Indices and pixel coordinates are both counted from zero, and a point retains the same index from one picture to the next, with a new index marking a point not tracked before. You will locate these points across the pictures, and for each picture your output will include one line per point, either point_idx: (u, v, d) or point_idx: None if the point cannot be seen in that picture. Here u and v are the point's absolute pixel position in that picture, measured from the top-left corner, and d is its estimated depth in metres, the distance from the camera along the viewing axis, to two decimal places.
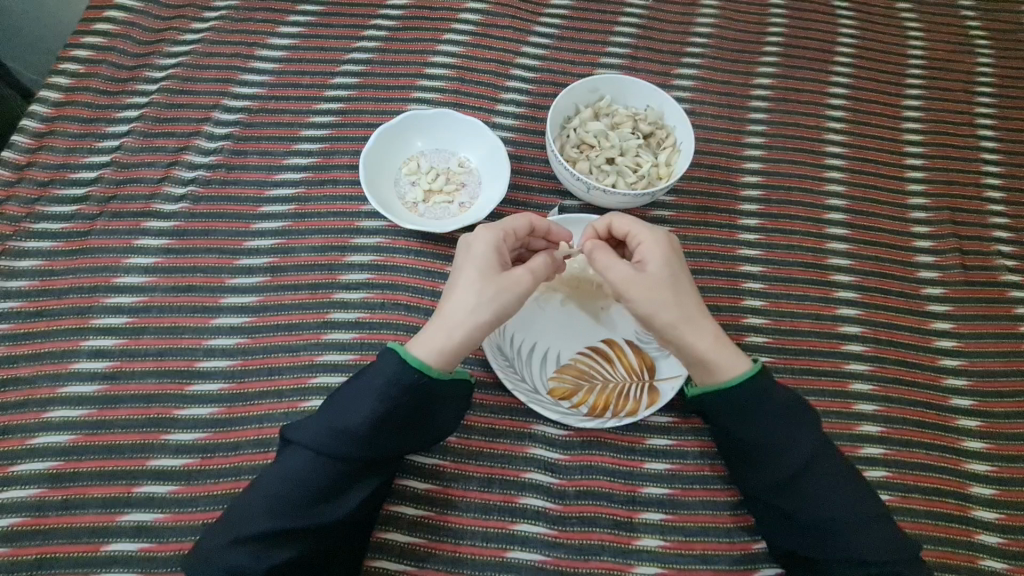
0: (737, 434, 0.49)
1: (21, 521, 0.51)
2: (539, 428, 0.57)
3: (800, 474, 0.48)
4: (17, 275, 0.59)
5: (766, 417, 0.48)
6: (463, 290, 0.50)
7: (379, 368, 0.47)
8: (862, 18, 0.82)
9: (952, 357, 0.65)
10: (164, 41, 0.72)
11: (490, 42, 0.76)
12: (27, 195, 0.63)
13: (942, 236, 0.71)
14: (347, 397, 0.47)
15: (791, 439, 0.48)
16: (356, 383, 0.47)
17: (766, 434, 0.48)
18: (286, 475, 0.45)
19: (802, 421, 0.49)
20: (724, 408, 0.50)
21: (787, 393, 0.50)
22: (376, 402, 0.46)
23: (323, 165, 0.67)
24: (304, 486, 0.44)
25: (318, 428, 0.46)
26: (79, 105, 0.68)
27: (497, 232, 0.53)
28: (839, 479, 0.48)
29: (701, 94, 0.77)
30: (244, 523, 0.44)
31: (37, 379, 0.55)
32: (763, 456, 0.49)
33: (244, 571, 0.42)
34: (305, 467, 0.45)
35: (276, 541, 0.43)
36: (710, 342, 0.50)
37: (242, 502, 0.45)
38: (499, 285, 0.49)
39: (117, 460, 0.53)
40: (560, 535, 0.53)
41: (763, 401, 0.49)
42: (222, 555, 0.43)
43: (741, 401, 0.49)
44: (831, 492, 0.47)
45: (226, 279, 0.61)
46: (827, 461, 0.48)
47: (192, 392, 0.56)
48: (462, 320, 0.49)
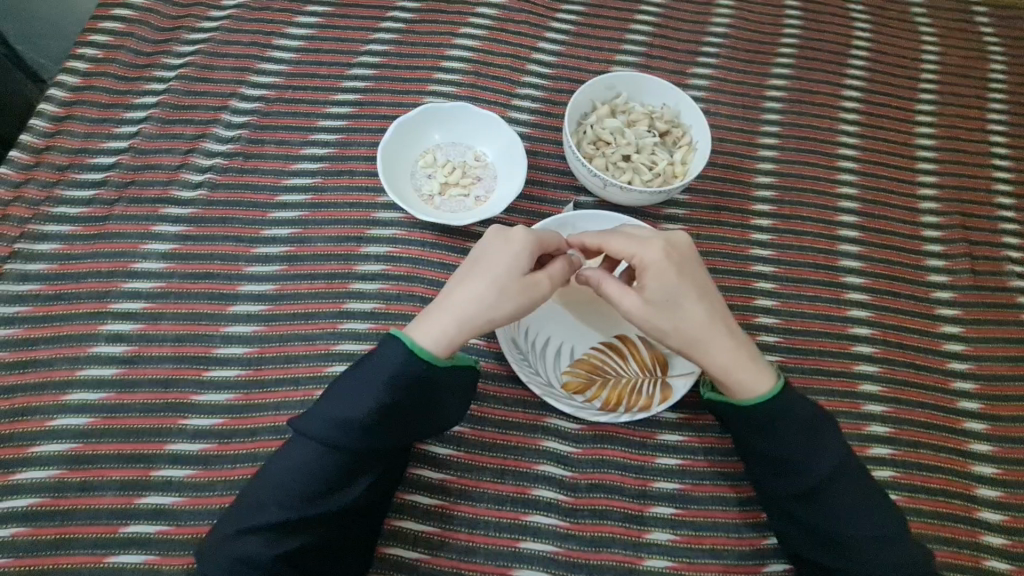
0: (760, 445, 0.50)
1: (40, 501, 0.51)
2: (552, 422, 0.57)
3: (826, 491, 0.48)
4: (35, 258, 0.59)
5: (788, 436, 0.48)
6: (482, 284, 0.50)
7: (382, 357, 0.47)
8: (877, 22, 0.83)
9: (960, 360, 0.66)
10: (183, 27, 0.73)
11: (506, 37, 0.76)
12: (47, 178, 0.63)
13: (952, 240, 0.72)
14: (351, 387, 0.47)
15: (814, 456, 0.48)
16: (360, 373, 0.47)
17: (789, 451, 0.48)
18: (292, 466, 0.45)
19: (824, 436, 0.48)
20: (743, 421, 0.51)
21: (811, 409, 0.49)
22: (382, 393, 0.46)
23: (340, 156, 0.68)
24: (312, 476, 0.45)
25: (323, 420, 0.46)
26: (97, 90, 0.68)
27: (536, 236, 0.51)
28: (859, 494, 0.48)
29: (716, 94, 0.77)
30: (253, 513, 0.44)
31: (56, 362, 0.56)
32: (785, 469, 0.49)
33: (251, 559, 0.43)
34: (311, 458, 0.45)
35: (284, 530, 0.44)
36: (728, 358, 0.50)
37: (252, 491, 0.46)
38: (519, 287, 0.50)
39: (135, 443, 0.53)
40: (571, 527, 0.54)
41: (790, 420, 0.49)
42: (232, 544, 0.44)
43: (765, 418, 0.49)
44: (848, 505, 0.48)
45: (244, 267, 0.61)
46: (848, 475, 0.48)
47: (209, 377, 0.56)
48: (471, 315, 0.49)
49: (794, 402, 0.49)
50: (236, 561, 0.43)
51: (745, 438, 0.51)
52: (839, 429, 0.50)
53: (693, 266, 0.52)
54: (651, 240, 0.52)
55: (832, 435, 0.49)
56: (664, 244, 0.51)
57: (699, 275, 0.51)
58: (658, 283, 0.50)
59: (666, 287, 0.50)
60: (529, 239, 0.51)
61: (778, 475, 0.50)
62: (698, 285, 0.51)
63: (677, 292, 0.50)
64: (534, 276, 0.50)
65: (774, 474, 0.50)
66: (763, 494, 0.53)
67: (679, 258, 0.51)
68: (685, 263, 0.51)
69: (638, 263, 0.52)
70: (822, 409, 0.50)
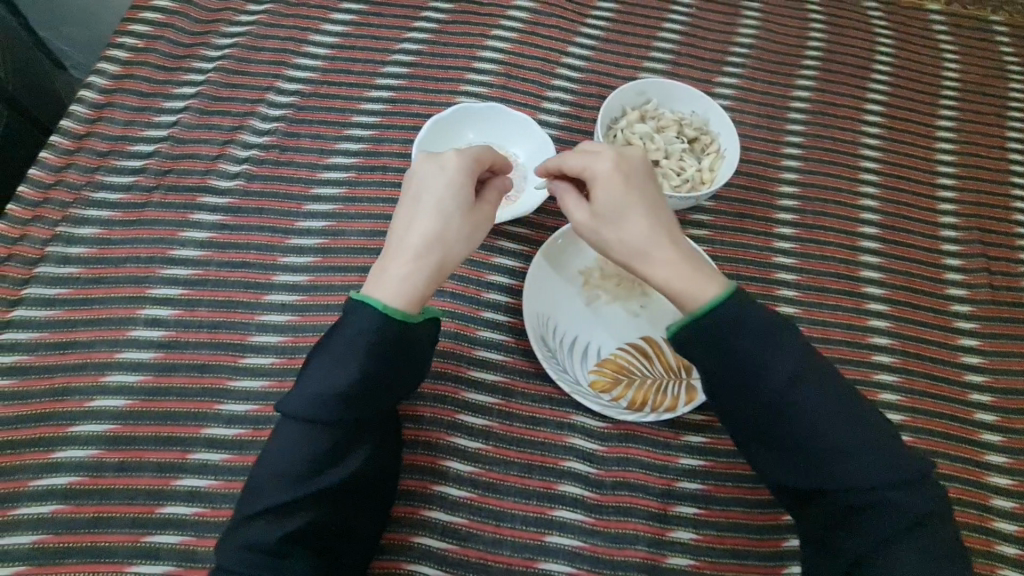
0: (717, 370, 0.45)
1: (78, 480, 0.52)
2: (578, 420, 0.58)
3: (790, 402, 0.43)
4: (76, 242, 0.61)
5: (741, 348, 0.44)
6: (437, 224, 0.49)
7: (354, 324, 0.44)
8: (900, 38, 0.84)
9: (977, 373, 0.67)
10: (220, 21, 0.74)
11: (537, 40, 0.78)
12: (87, 164, 0.64)
13: (970, 255, 0.73)
14: (327, 360, 0.43)
15: (771, 363, 0.43)
16: (335, 345, 0.44)
17: (745, 366, 0.44)
18: (281, 447, 0.43)
19: (780, 342, 0.44)
20: (700, 344, 0.45)
21: (763, 313, 0.45)
22: (361, 360, 0.43)
23: (373, 152, 0.69)
24: (298, 453, 0.43)
25: (305, 397, 0.43)
26: (136, 79, 0.69)
27: (469, 160, 0.51)
28: (828, 400, 0.43)
29: (741, 103, 0.79)
30: (253, 498, 0.43)
31: (95, 344, 0.57)
32: (745, 389, 0.44)
33: (256, 545, 0.41)
34: (298, 437, 0.43)
35: (286, 512, 0.42)
36: (676, 268, 0.47)
37: (251, 478, 0.44)
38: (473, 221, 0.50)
39: (171, 426, 0.54)
40: (597, 523, 0.55)
41: (743, 326, 0.44)
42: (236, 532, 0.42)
43: (721, 329, 0.44)
44: (819, 415, 0.43)
45: (279, 257, 0.62)
46: (811, 380, 0.44)
47: (244, 364, 0.57)
48: (440, 264, 0.48)
49: (745, 307, 0.45)
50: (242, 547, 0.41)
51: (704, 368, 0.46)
52: (797, 332, 0.45)
53: (641, 177, 0.50)
54: (602, 151, 0.50)
55: (789, 338, 0.44)
56: (614, 153, 0.50)
57: (649, 187, 0.50)
58: (605, 192, 0.49)
59: (614, 196, 0.49)
60: (469, 166, 0.50)
61: (740, 399, 0.45)
62: (647, 195, 0.50)
63: (624, 201, 0.49)
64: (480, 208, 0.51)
65: (735, 399, 0.45)
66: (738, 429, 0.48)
67: (630, 169, 0.50)
68: (634, 174, 0.50)
69: (587, 175, 0.50)
70: (775, 312, 0.45)
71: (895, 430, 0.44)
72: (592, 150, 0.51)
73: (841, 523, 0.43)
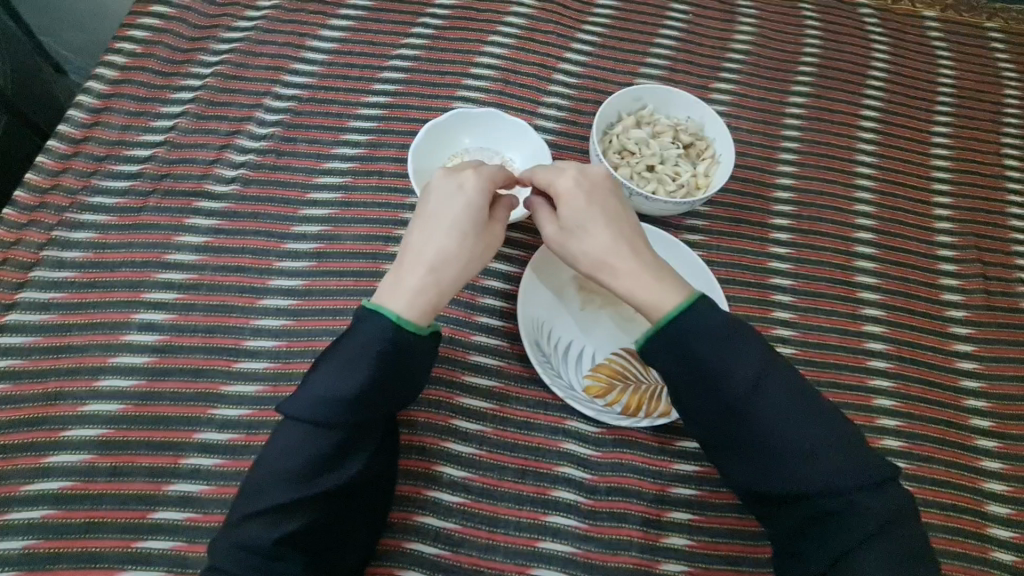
0: (675, 372, 0.46)
1: (70, 485, 0.52)
2: (573, 425, 0.58)
3: (747, 405, 0.44)
4: (71, 246, 0.61)
5: (699, 349, 0.44)
6: (453, 240, 0.50)
7: (365, 332, 0.45)
8: (895, 44, 0.85)
9: (972, 378, 0.67)
10: (219, 26, 0.74)
11: (534, 46, 0.78)
12: (83, 168, 0.64)
13: (965, 261, 0.73)
14: (337, 365, 0.44)
15: (730, 366, 0.44)
16: (344, 350, 0.44)
17: (703, 367, 0.44)
18: (283, 450, 0.43)
19: (740, 345, 0.44)
20: (663, 347, 0.46)
21: (725, 317, 0.45)
22: (369, 368, 0.43)
23: (370, 157, 0.69)
24: (302, 456, 0.42)
25: (311, 400, 0.43)
26: (134, 84, 0.70)
27: (486, 181, 0.52)
28: (787, 405, 0.44)
29: (737, 109, 0.79)
30: (251, 500, 0.43)
31: (89, 349, 0.56)
32: (704, 391, 0.45)
33: (252, 546, 0.41)
34: (300, 440, 0.43)
35: (282, 515, 0.42)
36: (637, 277, 0.49)
37: (251, 478, 0.44)
38: (486, 240, 0.52)
39: (164, 431, 0.54)
40: (591, 528, 0.54)
41: (699, 328, 0.45)
42: (233, 531, 0.42)
43: (676, 332, 0.45)
44: (778, 419, 0.43)
45: (274, 262, 0.62)
46: (771, 384, 0.44)
47: (238, 368, 0.57)
48: (453, 278, 0.49)
49: (706, 312, 0.46)
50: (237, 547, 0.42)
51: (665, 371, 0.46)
52: (753, 334, 0.46)
53: (608, 191, 0.52)
54: (568, 168, 0.53)
55: (750, 343, 0.45)
56: (577, 170, 0.52)
57: (613, 201, 0.52)
58: (571, 206, 0.51)
59: (577, 210, 0.51)
60: (482, 183, 0.52)
61: (700, 401, 0.45)
62: (613, 209, 0.52)
63: (588, 213, 0.51)
64: (492, 226, 0.53)
65: (695, 402, 0.46)
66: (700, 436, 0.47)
67: (592, 184, 0.52)
68: (597, 189, 0.52)
69: (553, 190, 0.53)
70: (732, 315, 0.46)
71: (859, 436, 0.44)
72: (557, 167, 0.53)
73: (803, 529, 0.43)
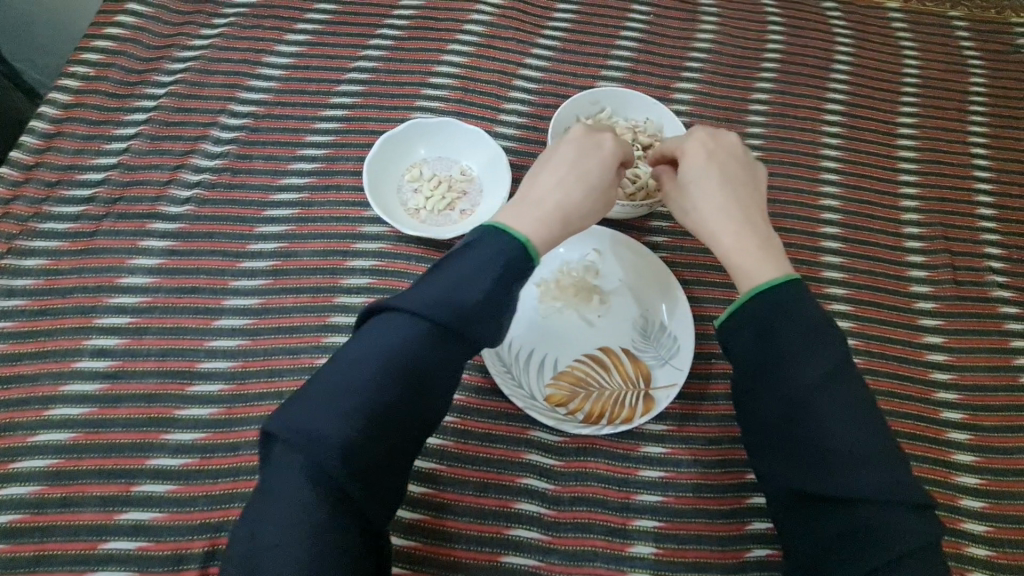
0: (750, 351, 0.46)
1: (20, 518, 0.51)
2: (535, 435, 0.57)
3: (818, 397, 0.42)
4: (22, 274, 0.60)
5: (783, 333, 0.45)
6: (578, 192, 0.54)
7: (492, 246, 0.45)
8: (858, 37, 0.84)
9: (943, 370, 0.67)
10: (173, 46, 0.74)
11: (493, 53, 0.78)
12: (34, 195, 0.64)
13: (934, 251, 0.73)
14: (466, 269, 0.43)
15: (808, 356, 0.43)
16: (468, 257, 0.44)
17: (782, 350, 0.44)
18: (389, 343, 0.40)
19: (824, 339, 0.44)
20: (744, 325, 0.46)
21: (817, 313, 0.45)
22: (493, 279, 0.43)
23: (327, 171, 0.69)
24: (407, 353, 0.40)
25: (431, 295, 0.42)
26: (87, 107, 0.69)
27: (623, 149, 0.56)
28: (851, 413, 0.42)
29: (699, 108, 0.79)
30: (334, 395, 0.38)
31: (40, 377, 0.56)
32: (772, 375, 0.44)
33: (331, 444, 0.36)
34: (410, 335, 0.40)
35: (369, 418, 0.38)
36: (740, 243, 0.51)
37: (332, 373, 0.40)
38: (604, 197, 0.55)
39: (116, 458, 0.53)
40: (554, 540, 0.53)
41: (787, 313, 0.45)
42: (310, 428, 0.37)
43: (764, 312, 0.46)
44: (840, 421, 0.42)
45: (229, 281, 0.62)
46: (843, 386, 0.43)
47: (192, 392, 0.56)
48: (570, 222, 0.53)
49: (796, 301, 0.46)
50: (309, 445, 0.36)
51: (740, 350, 0.47)
52: (847, 342, 0.45)
53: (735, 167, 0.55)
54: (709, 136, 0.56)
55: (834, 344, 0.44)
56: (714, 140, 0.56)
57: (742, 176, 0.55)
58: (693, 167, 0.55)
59: (699, 172, 0.54)
60: (619, 148, 0.56)
61: (764, 385, 0.45)
62: (740, 183, 0.54)
63: (709, 178, 0.54)
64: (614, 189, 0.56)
65: (759, 385, 0.45)
66: (750, 421, 0.47)
67: (724, 155, 0.55)
68: (724, 159, 0.55)
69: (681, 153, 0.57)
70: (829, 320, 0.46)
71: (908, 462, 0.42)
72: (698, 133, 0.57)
73: (830, 549, 0.41)
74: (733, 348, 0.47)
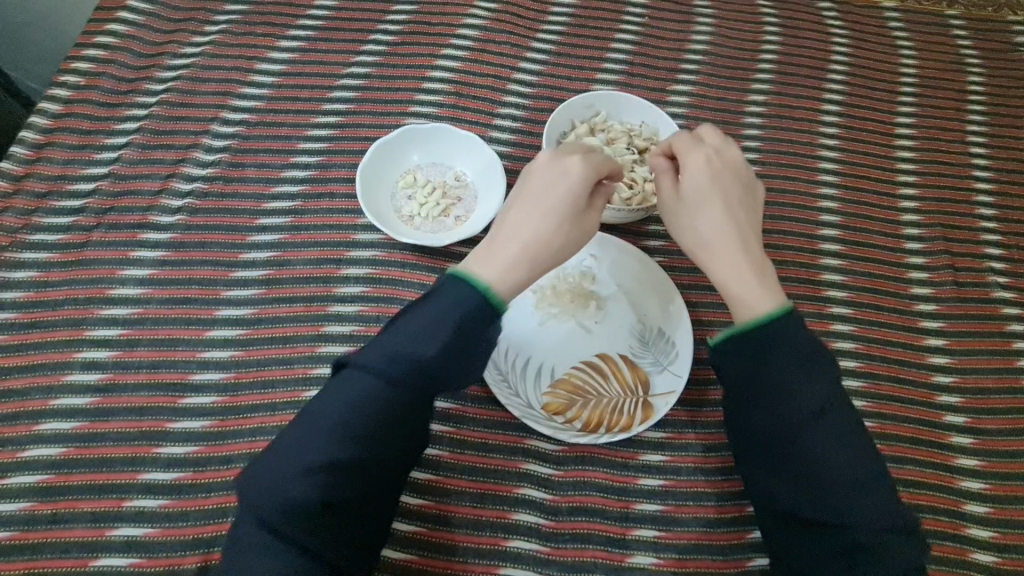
0: (749, 382, 0.44)
1: (10, 535, 0.50)
2: (533, 444, 0.56)
3: (814, 427, 0.42)
4: (11, 287, 0.59)
5: (779, 365, 0.43)
6: (545, 224, 0.48)
7: (453, 294, 0.43)
8: (855, 37, 0.84)
9: (945, 373, 0.66)
10: (165, 53, 0.73)
11: (487, 57, 0.77)
12: (24, 206, 0.63)
13: (934, 253, 0.72)
14: (421, 322, 0.42)
15: (806, 388, 0.43)
16: (427, 307, 0.43)
17: (781, 382, 0.43)
18: (347, 403, 0.41)
19: (819, 368, 0.43)
20: (741, 354, 0.45)
21: (810, 339, 0.44)
22: (449, 331, 0.42)
23: (320, 178, 0.68)
24: (365, 414, 0.41)
25: (385, 353, 0.42)
26: (77, 117, 0.69)
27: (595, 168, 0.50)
28: (845, 439, 0.42)
29: (696, 110, 0.78)
30: (297, 455, 0.40)
31: (30, 392, 0.55)
32: (772, 406, 0.43)
33: (294, 507, 0.38)
34: (368, 393, 0.41)
35: (332, 479, 0.39)
36: (738, 272, 0.48)
37: (296, 432, 0.41)
38: (581, 226, 0.50)
39: (107, 473, 0.53)
40: (552, 552, 0.53)
41: (784, 343, 0.44)
42: (276, 488, 0.39)
43: (762, 343, 0.44)
44: (834, 449, 0.42)
45: (222, 292, 0.61)
46: (837, 412, 0.43)
47: (185, 405, 0.56)
48: (545, 260, 0.49)
49: (792, 328, 0.45)
50: (276, 505, 0.39)
51: (737, 379, 0.45)
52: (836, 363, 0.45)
53: (734, 180, 0.51)
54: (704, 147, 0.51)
55: (828, 370, 0.44)
56: (710, 152, 0.51)
57: (734, 193, 0.51)
58: (689, 182, 0.50)
59: (696, 188, 0.50)
60: (591, 168, 0.50)
61: (765, 416, 0.44)
62: (735, 200, 0.50)
63: (705, 197, 0.50)
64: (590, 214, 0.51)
65: (759, 415, 0.44)
66: (744, 442, 0.46)
67: (720, 168, 0.51)
68: (722, 173, 0.51)
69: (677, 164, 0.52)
70: (822, 344, 0.45)
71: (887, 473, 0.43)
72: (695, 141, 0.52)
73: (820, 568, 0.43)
74: (730, 375, 0.46)
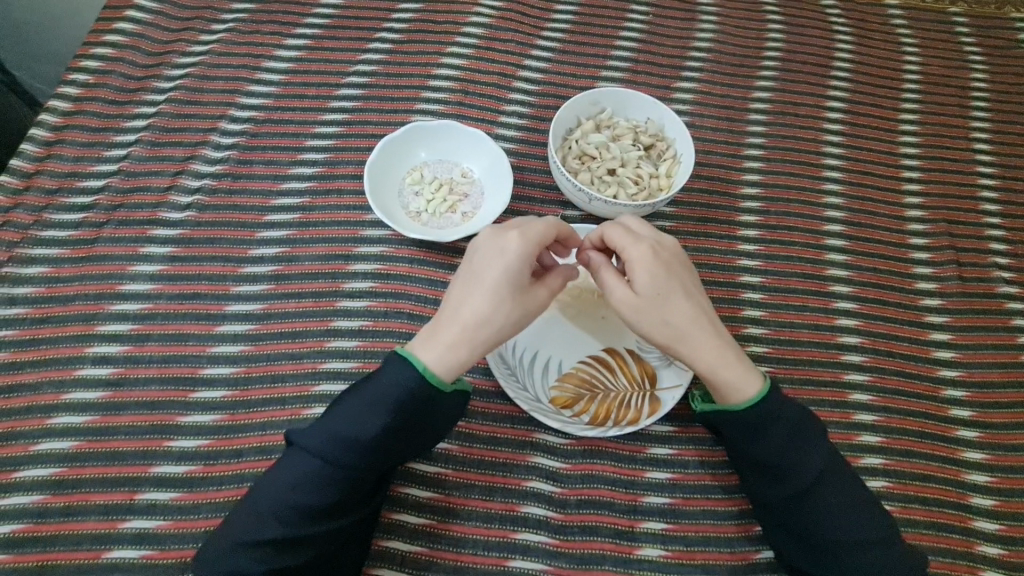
0: (749, 451, 0.49)
1: (23, 528, 0.50)
2: (541, 438, 0.57)
3: (814, 493, 0.48)
4: (22, 282, 0.60)
5: (777, 437, 0.48)
6: (486, 302, 0.49)
7: (389, 376, 0.47)
8: (858, 34, 0.84)
9: (950, 367, 0.66)
10: (172, 52, 0.74)
11: (493, 55, 0.78)
12: (34, 203, 0.64)
13: (939, 248, 0.72)
14: (357, 406, 0.46)
15: (802, 460, 0.48)
16: (364, 391, 0.47)
17: (778, 454, 0.48)
18: (292, 480, 0.45)
19: (812, 441, 0.48)
20: (736, 428, 0.50)
21: (799, 412, 0.49)
22: (385, 414, 0.46)
23: (327, 175, 0.68)
24: (309, 492, 0.45)
25: (323, 436, 0.46)
26: (87, 115, 0.69)
27: (530, 244, 0.50)
28: (846, 501, 0.48)
29: (700, 107, 0.78)
30: (251, 527, 0.45)
31: (42, 386, 0.56)
32: (773, 475, 0.49)
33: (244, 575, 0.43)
34: (309, 473, 0.45)
35: (282, 547, 0.44)
36: (711, 359, 0.50)
37: (250, 503, 0.46)
38: (525, 301, 0.50)
39: (120, 466, 0.53)
40: (561, 544, 0.53)
41: (777, 419, 0.48)
42: (231, 556, 0.44)
43: (756, 421, 0.49)
44: (835, 510, 0.47)
45: (231, 287, 0.61)
46: (835, 476, 0.48)
47: (195, 399, 0.56)
48: (488, 340, 0.49)
49: (781, 404, 0.49)
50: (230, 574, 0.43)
51: (738, 447, 0.50)
52: (824, 430, 0.50)
53: (681, 266, 0.53)
54: (643, 239, 0.52)
55: (820, 440, 0.49)
56: (653, 243, 0.52)
57: (687, 274, 0.52)
58: (646, 276, 0.50)
59: (656, 282, 0.50)
60: (526, 245, 0.49)
61: (768, 481, 0.49)
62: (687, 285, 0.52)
63: (665, 287, 0.50)
64: (534, 289, 0.51)
65: (764, 481, 0.49)
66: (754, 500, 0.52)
67: (666, 255, 0.52)
68: (673, 261, 0.51)
69: (624, 257, 0.51)
70: (810, 412, 0.50)
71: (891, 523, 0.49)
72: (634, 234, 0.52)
73: None
74: (734, 446, 0.51)
